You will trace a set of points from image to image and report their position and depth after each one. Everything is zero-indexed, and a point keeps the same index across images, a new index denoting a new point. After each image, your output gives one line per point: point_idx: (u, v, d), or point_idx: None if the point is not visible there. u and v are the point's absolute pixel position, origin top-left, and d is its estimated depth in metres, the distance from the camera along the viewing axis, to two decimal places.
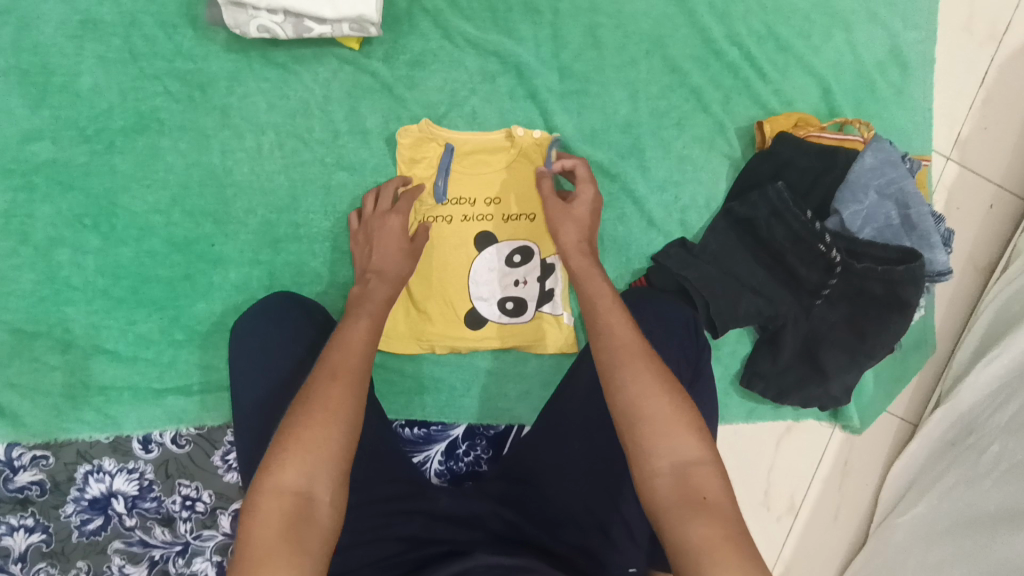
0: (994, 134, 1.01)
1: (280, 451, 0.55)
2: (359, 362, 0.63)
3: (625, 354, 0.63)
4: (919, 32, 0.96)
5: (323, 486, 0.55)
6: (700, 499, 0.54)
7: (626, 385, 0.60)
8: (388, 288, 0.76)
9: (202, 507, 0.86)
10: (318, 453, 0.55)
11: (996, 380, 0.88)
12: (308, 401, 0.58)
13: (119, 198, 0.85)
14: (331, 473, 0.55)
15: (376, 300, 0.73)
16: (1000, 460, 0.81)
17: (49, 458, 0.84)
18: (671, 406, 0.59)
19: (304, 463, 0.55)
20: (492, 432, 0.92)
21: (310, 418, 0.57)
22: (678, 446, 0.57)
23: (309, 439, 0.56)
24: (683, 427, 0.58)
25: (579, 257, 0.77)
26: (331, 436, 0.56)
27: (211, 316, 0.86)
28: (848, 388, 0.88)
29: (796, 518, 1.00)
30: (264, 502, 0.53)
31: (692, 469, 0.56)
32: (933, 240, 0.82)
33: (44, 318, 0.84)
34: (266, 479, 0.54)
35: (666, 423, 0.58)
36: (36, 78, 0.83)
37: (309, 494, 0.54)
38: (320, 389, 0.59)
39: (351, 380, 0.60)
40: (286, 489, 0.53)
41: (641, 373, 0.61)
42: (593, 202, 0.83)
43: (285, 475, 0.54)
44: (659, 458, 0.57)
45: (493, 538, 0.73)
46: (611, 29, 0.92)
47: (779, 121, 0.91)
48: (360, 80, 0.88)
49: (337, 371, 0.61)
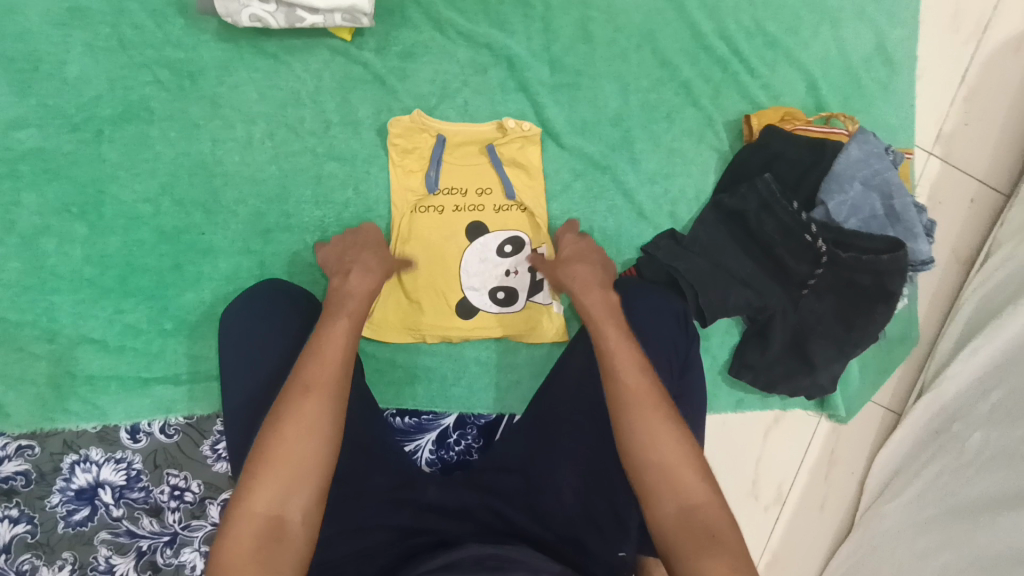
0: (975, 130, 1.03)
1: (253, 473, 0.54)
2: (334, 373, 0.60)
3: (636, 407, 0.60)
4: (903, 30, 0.98)
5: (296, 506, 0.54)
6: (710, 536, 0.54)
7: (631, 432, 0.59)
8: (365, 281, 0.73)
9: (190, 497, 0.85)
10: (293, 474, 0.54)
11: (978, 369, 0.90)
12: (279, 419, 0.56)
13: (107, 186, 0.84)
14: (305, 494, 0.54)
15: (359, 300, 0.71)
16: (984, 447, 0.83)
17: (34, 447, 0.83)
18: (677, 448, 0.58)
19: (277, 484, 0.54)
20: (483, 421, 0.92)
21: (281, 437, 0.55)
22: (685, 486, 0.56)
23: (280, 459, 0.54)
24: (691, 469, 0.57)
25: (591, 292, 0.74)
26: (303, 454, 0.55)
27: (201, 305, 0.86)
28: (835, 377, 0.89)
29: (783, 508, 1.01)
30: (236, 525, 0.52)
31: (697, 509, 0.56)
32: (917, 231, 0.83)
33: (29, 307, 0.83)
34: (239, 502, 0.53)
35: (675, 466, 0.57)
36: (22, 65, 0.83)
37: (280, 515, 0.53)
38: (291, 403, 0.57)
39: (324, 392, 0.58)
40: (258, 512, 0.52)
41: (652, 424, 0.59)
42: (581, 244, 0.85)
43: (256, 497, 0.53)
44: (666, 502, 0.56)
45: (481, 529, 0.74)
46: (602, 23, 0.93)
47: (767, 115, 0.92)
48: (351, 71, 0.88)
49: (310, 384, 0.59)
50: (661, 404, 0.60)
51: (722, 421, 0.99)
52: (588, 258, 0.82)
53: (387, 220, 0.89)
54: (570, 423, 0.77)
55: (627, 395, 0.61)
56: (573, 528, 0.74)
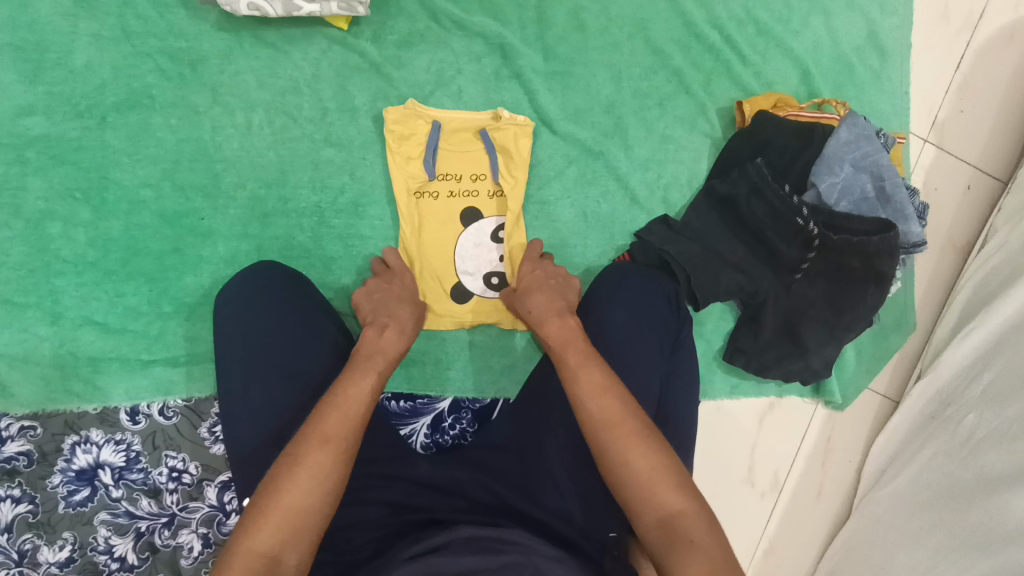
0: (970, 117, 1.03)
1: (255, 513, 0.53)
2: (352, 426, 0.59)
3: (611, 431, 0.59)
4: (895, 19, 0.99)
5: (293, 551, 0.53)
6: (688, 542, 0.54)
7: (609, 449, 0.59)
8: (398, 341, 0.73)
9: (188, 479, 0.87)
10: (295, 521, 0.53)
11: (974, 352, 0.90)
12: (290, 460, 0.55)
13: (110, 172, 0.86)
14: (304, 539, 0.54)
15: (387, 356, 0.70)
16: (976, 428, 0.83)
17: (37, 428, 0.84)
18: (653, 463, 0.57)
19: (277, 528, 0.52)
20: (477, 405, 0.93)
21: (288, 481, 0.54)
22: (665, 499, 0.56)
23: (288, 505, 0.53)
24: (669, 483, 0.57)
25: (547, 318, 0.74)
26: (307, 499, 0.54)
27: (200, 288, 0.87)
28: (829, 362, 0.90)
29: (780, 496, 1.01)
30: (236, 563, 0.51)
31: (676, 519, 0.55)
32: (908, 212, 0.84)
33: (34, 290, 0.85)
34: (239, 542, 0.52)
35: (655, 483, 0.57)
36: (30, 54, 0.85)
37: (279, 557, 0.52)
38: (307, 448, 0.56)
39: (338, 439, 0.57)
40: (256, 552, 0.51)
41: (635, 447, 0.58)
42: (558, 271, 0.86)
43: (258, 538, 0.52)
44: (644, 516, 0.56)
45: (473, 507, 0.73)
46: (595, 13, 0.94)
47: (759, 101, 0.93)
48: (348, 60, 0.90)
49: (327, 433, 0.57)
50: (630, 421, 0.60)
51: (716, 407, 0.99)
52: (545, 283, 0.82)
53: (382, 205, 0.90)
54: (562, 400, 0.77)
55: (592, 424, 0.61)
56: (566, 505, 0.73)
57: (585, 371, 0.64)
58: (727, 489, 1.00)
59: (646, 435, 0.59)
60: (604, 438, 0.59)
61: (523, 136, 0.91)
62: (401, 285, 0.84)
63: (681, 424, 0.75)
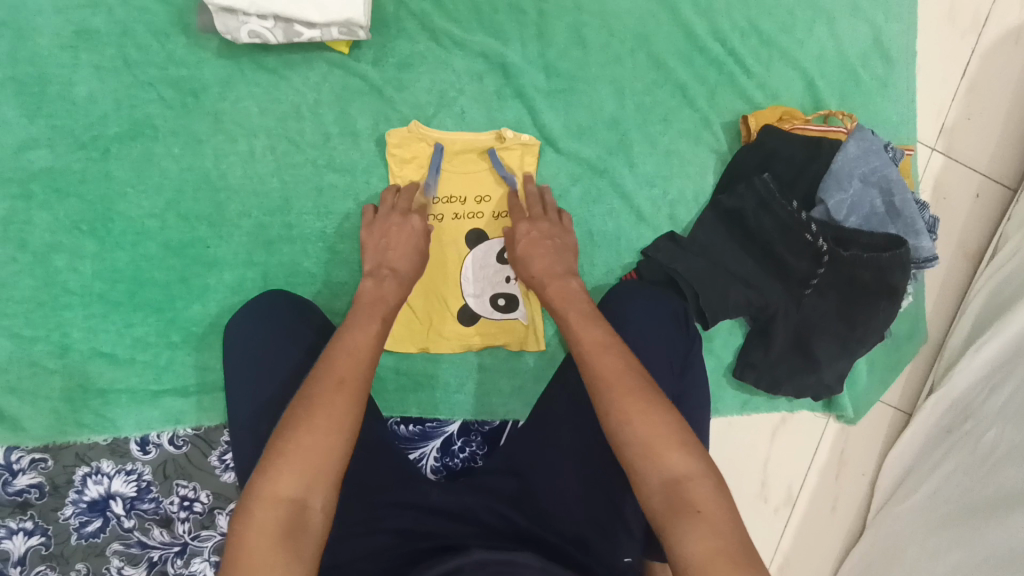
0: (978, 123, 1.02)
1: (274, 460, 0.55)
2: (362, 371, 0.63)
3: (613, 383, 0.61)
4: (900, 25, 0.98)
5: (316, 497, 0.55)
6: (695, 512, 0.53)
7: (612, 403, 0.60)
8: (397, 291, 0.77)
9: (200, 507, 0.87)
10: (318, 463, 0.56)
11: (988, 365, 0.89)
12: (308, 411, 0.58)
13: (115, 203, 0.86)
14: (328, 485, 0.56)
15: (387, 306, 0.74)
16: (998, 444, 0.82)
17: (48, 460, 0.85)
18: (653, 424, 0.58)
19: (299, 472, 0.55)
20: (487, 428, 0.93)
21: (310, 431, 0.57)
22: (668, 460, 0.56)
23: (309, 447, 0.56)
24: (670, 441, 0.57)
25: (551, 286, 0.78)
26: (331, 449, 0.57)
27: (207, 317, 0.87)
28: (840, 375, 0.90)
29: (793, 511, 1.00)
30: (259, 509, 0.53)
31: (682, 483, 0.55)
32: (919, 227, 0.83)
33: (41, 323, 0.85)
34: (263, 485, 0.54)
35: (658, 441, 0.57)
36: (32, 87, 0.85)
37: (304, 502, 0.54)
38: (321, 393, 0.60)
39: (350, 390, 0.61)
40: (280, 498, 0.54)
41: (635, 398, 0.59)
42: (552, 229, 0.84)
43: (280, 484, 0.54)
44: (651, 477, 0.56)
45: (484, 532, 0.72)
46: (596, 29, 0.93)
47: (764, 115, 0.92)
48: (349, 83, 0.89)
49: (340, 377, 0.62)
50: (629, 377, 0.61)
51: (727, 423, 0.98)
52: (544, 246, 0.82)
53: None
54: (573, 422, 0.76)
55: (593, 378, 0.63)
56: (579, 528, 0.72)
57: (587, 329, 0.68)
58: (741, 502, 0.99)
59: (645, 392, 0.60)
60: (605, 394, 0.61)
61: (527, 155, 0.91)
62: (407, 230, 0.82)
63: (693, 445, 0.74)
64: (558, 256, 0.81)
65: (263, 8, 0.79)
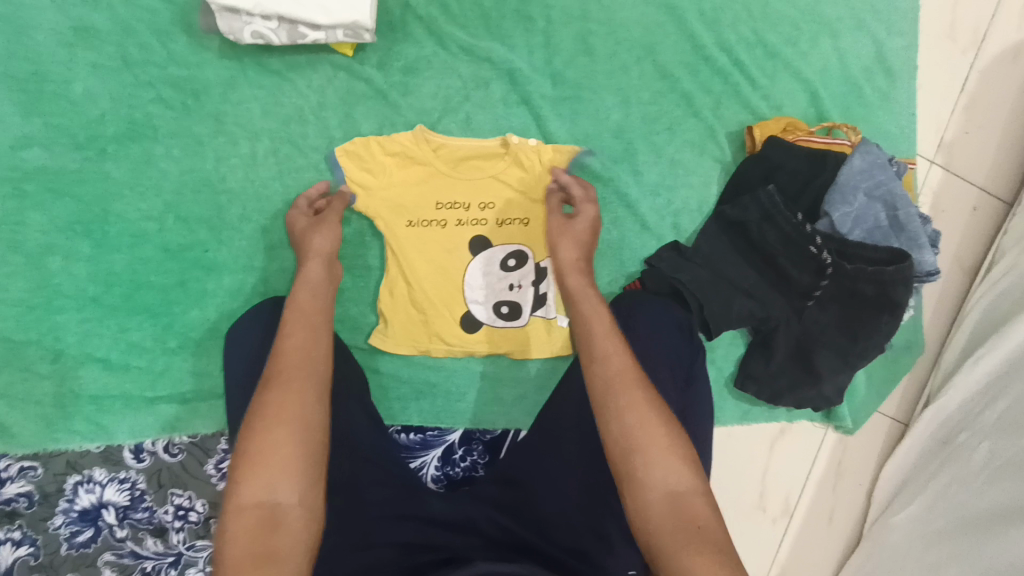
0: (976, 138, 1.03)
1: (238, 470, 0.53)
2: (312, 363, 0.61)
3: (617, 386, 0.61)
4: (902, 39, 0.99)
5: (287, 492, 0.53)
6: (697, 528, 0.53)
7: (620, 413, 0.59)
8: (323, 272, 0.73)
9: (195, 517, 0.85)
10: (281, 462, 0.54)
11: (984, 378, 0.90)
12: (261, 409, 0.56)
13: (111, 205, 0.84)
14: (294, 478, 0.53)
15: (320, 289, 0.70)
16: (992, 458, 0.83)
17: (38, 468, 0.82)
18: (659, 435, 0.58)
19: (264, 474, 0.53)
20: (488, 437, 0.92)
21: (267, 429, 0.55)
22: (671, 473, 0.56)
23: (268, 448, 0.54)
24: (663, 457, 0.57)
25: (575, 275, 0.76)
26: (290, 442, 0.55)
27: (205, 323, 0.85)
28: (841, 388, 0.90)
29: (792, 520, 1.01)
30: (231, 521, 0.51)
31: (681, 499, 0.55)
32: (922, 241, 0.84)
33: (33, 327, 0.83)
34: (232, 498, 0.52)
35: (663, 453, 0.57)
36: (26, 85, 0.82)
37: (273, 502, 0.52)
38: (270, 394, 0.57)
39: (297, 380, 0.58)
40: (247, 507, 0.52)
41: (637, 406, 0.59)
42: (593, 221, 0.83)
43: (246, 493, 0.52)
44: (653, 489, 0.56)
45: (488, 544, 0.70)
46: (603, 36, 0.93)
47: (769, 125, 0.92)
48: (354, 87, 0.88)
49: (286, 372, 0.59)
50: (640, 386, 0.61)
51: (727, 433, 0.98)
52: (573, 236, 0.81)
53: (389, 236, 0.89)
54: (577, 434, 0.74)
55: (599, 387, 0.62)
56: (579, 540, 0.69)
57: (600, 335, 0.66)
58: (739, 512, 0.99)
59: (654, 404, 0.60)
60: (613, 398, 0.60)
61: (536, 161, 0.88)
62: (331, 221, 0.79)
63: None
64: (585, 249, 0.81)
65: (268, 9, 0.78)
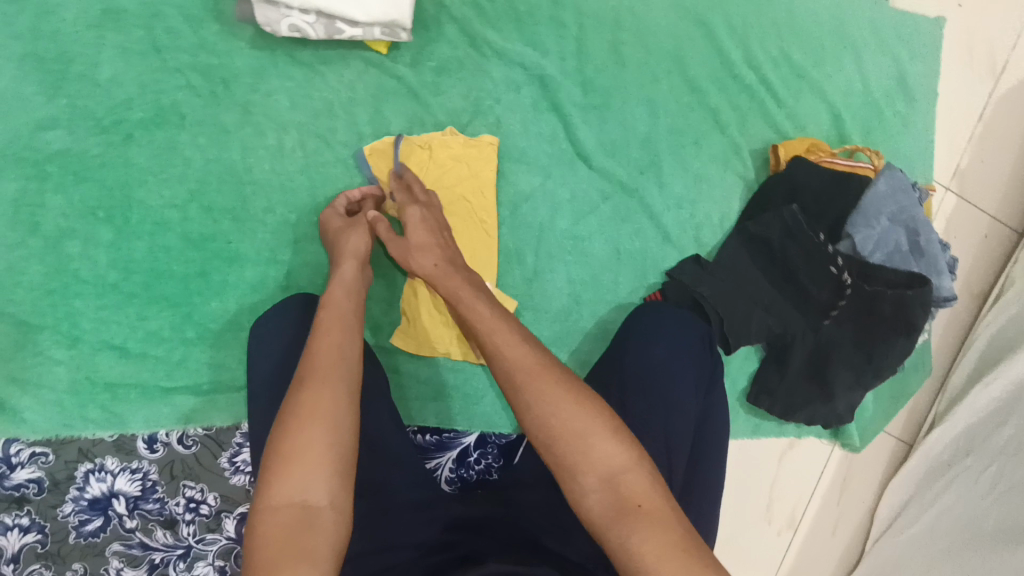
0: (990, 166, 1.05)
1: (269, 468, 0.53)
2: (345, 364, 0.60)
3: (523, 374, 0.57)
4: (923, 66, 1.01)
5: (321, 492, 0.53)
6: (635, 509, 0.51)
7: (534, 403, 0.56)
8: (358, 275, 0.72)
9: (206, 510, 0.84)
10: (316, 462, 0.53)
11: (992, 402, 0.92)
12: (295, 409, 0.55)
13: (135, 191, 0.83)
14: (327, 478, 0.53)
15: (355, 293, 0.70)
16: (998, 480, 0.85)
17: (49, 455, 0.81)
18: (579, 413, 0.55)
19: (298, 472, 0.53)
20: (503, 441, 0.92)
21: (299, 429, 0.54)
22: (600, 454, 0.53)
23: (302, 447, 0.53)
24: (598, 435, 0.54)
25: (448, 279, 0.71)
26: (324, 442, 0.54)
27: (225, 314, 0.84)
28: (852, 406, 0.91)
29: (795, 533, 1.02)
30: (264, 520, 0.51)
31: (618, 478, 0.52)
32: (940, 266, 0.86)
33: (50, 311, 0.81)
34: (263, 496, 0.52)
35: (574, 434, 0.54)
36: (53, 65, 0.81)
37: (306, 501, 0.52)
38: (304, 394, 0.56)
39: (332, 381, 0.58)
40: (281, 506, 0.51)
41: (550, 391, 0.56)
42: (425, 218, 0.77)
43: (278, 491, 0.52)
44: (587, 473, 0.53)
45: (507, 546, 0.67)
46: (634, 47, 0.93)
47: (793, 145, 0.93)
48: (385, 84, 0.88)
49: (322, 371, 0.58)
50: (549, 370, 0.57)
51: (739, 446, 0.99)
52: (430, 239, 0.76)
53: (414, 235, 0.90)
54: None
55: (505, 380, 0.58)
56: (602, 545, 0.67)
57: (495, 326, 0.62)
58: (746, 524, 1.01)
59: (571, 386, 0.56)
60: (520, 390, 0.56)
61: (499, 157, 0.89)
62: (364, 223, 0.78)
63: (711, 472, 0.72)
64: (443, 246, 0.76)
65: (307, 2, 0.77)
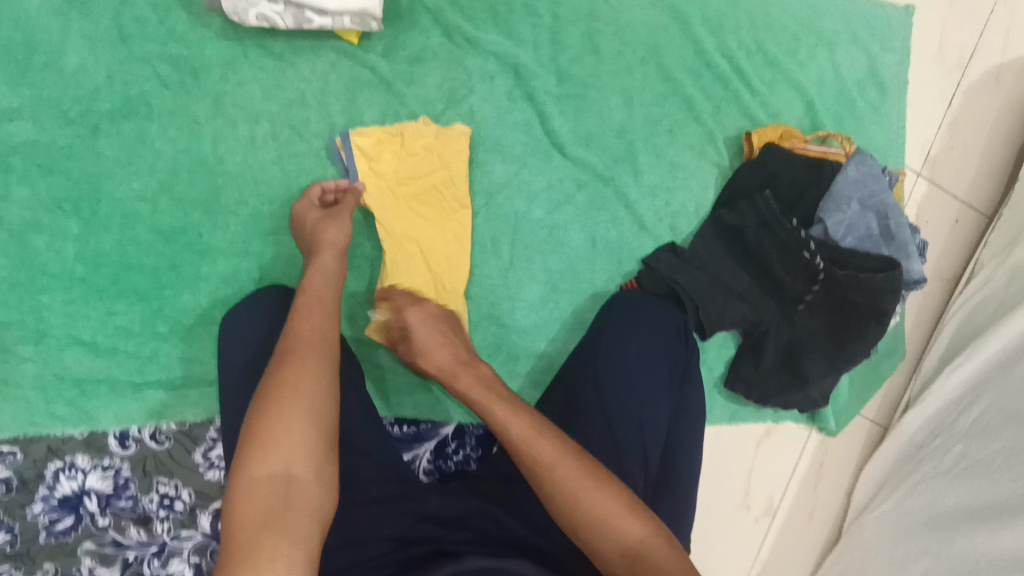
0: (960, 153, 1.07)
1: (252, 442, 0.51)
2: (326, 345, 0.59)
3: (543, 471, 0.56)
4: (894, 55, 1.02)
5: (304, 465, 0.51)
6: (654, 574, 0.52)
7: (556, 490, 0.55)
8: (333, 262, 0.71)
9: (180, 507, 0.83)
10: (298, 437, 0.52)
11: (959, 387, 0.94)
12: (276, 386, 0.54)
13: (102, 183, 0.81)
14: (310, 454, 0.52)
15: (328, 276, 0.69)
16: (961, 459, 0.87)
17: (16, 454, 0.79)
18: (603, 499, 0.55)
19: (281, 448, 0.51)
20: (480, 431, 0.92)
21: (281, 405, 0.53)
22: (623, 530, 0.54)
23: (284, 424, 0.52)
24: (623, 510, 0.54)
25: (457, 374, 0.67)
26: (305, 419, 0.53)
27: (197, 308, 0.83)
28: (825, 392, 0.93)
29: (773, 518, 1.03)
30: (244, 493, 0.49)
31: (637, 552, 0.53)
32: (910, 250, 0.88)
33: (16, 307, 0.80)
34: (242, 471, 0.51)
35: (605, 516, 0.54)
36: (15, 55, 0.79)
37: (287, 474, 0.51)
38: (286, 371, 0.55)
39: (313, 362, 0.57)
40: (262, 479, 0.50)
41: (575, 478, 0.55)
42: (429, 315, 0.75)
43: (260, 464, 0.51)
44: (609, 546, 0.54)
45: (483, 539, 0.67)
46: (609, 36, 0.93)
47: (767, 132, 0.93)
48: (358, 74, 0.87)
49: (304, 353, 0.57)
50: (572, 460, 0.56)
51: (715, 434, 0.99)
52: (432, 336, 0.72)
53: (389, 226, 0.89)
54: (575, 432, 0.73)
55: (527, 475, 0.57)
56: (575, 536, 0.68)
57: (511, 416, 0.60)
58: (724, 511, 1.01)
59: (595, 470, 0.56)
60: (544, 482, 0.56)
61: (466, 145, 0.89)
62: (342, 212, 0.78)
63: (687, 458, 0.72)
64: (452, 341, 0.72)
65: None
